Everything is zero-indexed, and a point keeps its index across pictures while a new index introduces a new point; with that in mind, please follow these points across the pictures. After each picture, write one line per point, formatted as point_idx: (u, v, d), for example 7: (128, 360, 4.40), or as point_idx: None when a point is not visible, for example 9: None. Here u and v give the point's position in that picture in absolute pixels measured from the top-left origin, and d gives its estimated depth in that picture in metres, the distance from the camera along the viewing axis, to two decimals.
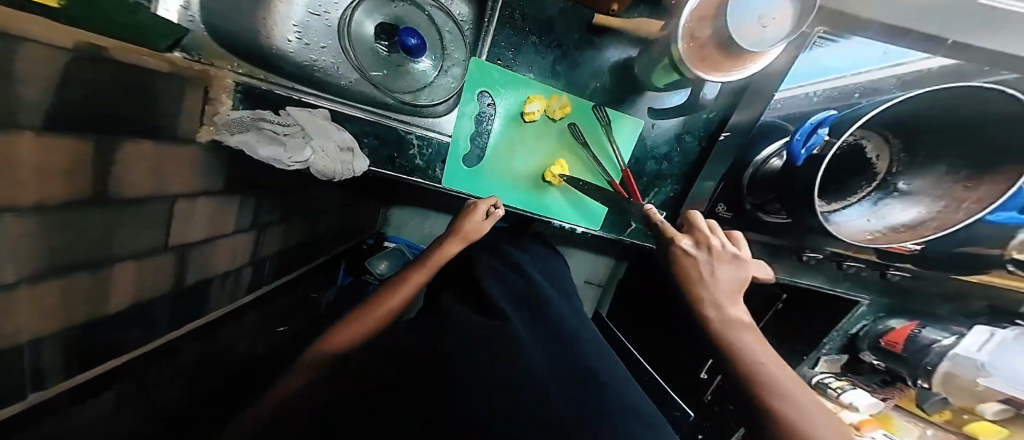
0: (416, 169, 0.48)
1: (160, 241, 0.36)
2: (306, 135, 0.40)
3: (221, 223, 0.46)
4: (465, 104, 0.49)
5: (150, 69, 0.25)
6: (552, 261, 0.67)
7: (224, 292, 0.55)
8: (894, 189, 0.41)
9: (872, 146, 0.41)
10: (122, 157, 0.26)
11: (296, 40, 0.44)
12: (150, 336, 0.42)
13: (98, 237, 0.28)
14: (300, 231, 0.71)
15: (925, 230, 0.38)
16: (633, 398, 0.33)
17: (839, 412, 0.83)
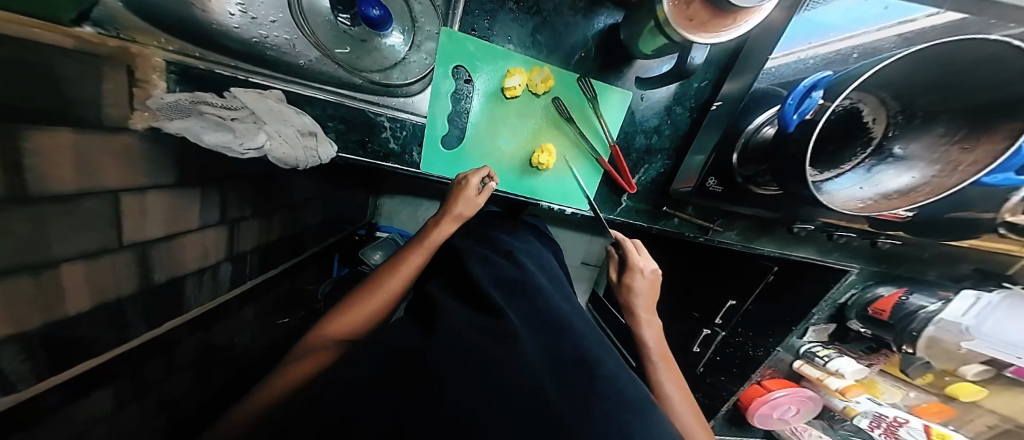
0: (391, 154, 0.45)
1: (111, 240, 0.34)
2: (257, 118, 0.36)
3: (182, 219, 0.43)
4: (440, 81, 0.45)
5: (51, 46, 0.24)
6: (541, 248, 0.64)
7: (204, 290, 0.52)
8: (889, 154, 0.38)
9: (869, 110, 0.38)
10: (38, 147, 0.23)
11: (238, 13, 0.37)
12: (127, 337, 0.39)
13: (35, 238, 0.25)
14: (282, 224, 0.69)
15: (918, 196, 0.36)
16: (627, 388, 0.31)
17: (826, 379, 0.86)
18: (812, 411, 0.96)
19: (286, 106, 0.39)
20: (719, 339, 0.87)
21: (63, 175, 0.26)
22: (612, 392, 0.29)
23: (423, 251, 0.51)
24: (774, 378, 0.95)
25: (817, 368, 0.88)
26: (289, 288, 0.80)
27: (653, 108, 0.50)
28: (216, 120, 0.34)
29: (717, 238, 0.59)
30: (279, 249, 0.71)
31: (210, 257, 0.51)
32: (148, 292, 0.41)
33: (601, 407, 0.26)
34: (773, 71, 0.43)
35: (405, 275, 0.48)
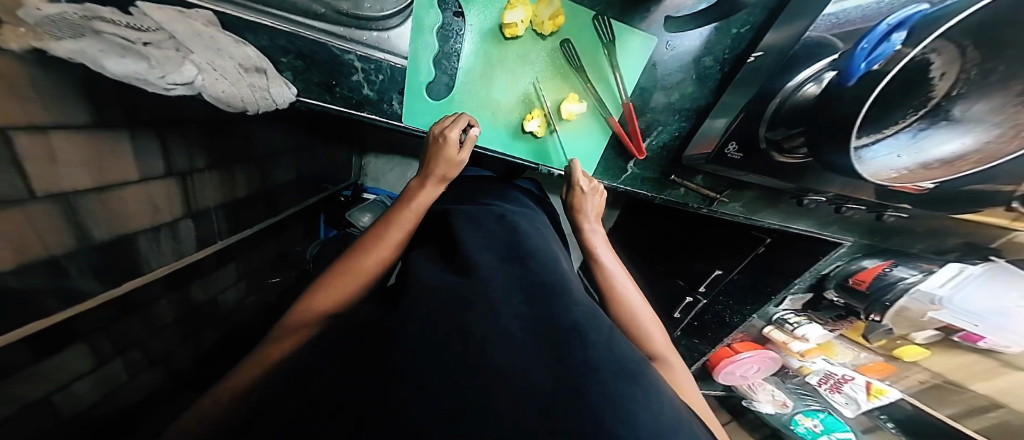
0: (365, 102, 0.38)
1: (25, 189, 0.27)
2: (182, 47, 0.27)
3: (114, 167, 0.36)
4: (423, 12, 0.37)
5: None
6: (530, 210, 0.57)
7: (165, 252, 0.46)
8: (946, 116, 0.32)
9: (942, 64, 0.29)
10: None
11: None
12: (81, 305, 0.35)
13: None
14: (249, 181, 0.61)
15: (965, 165, 0.36)
16: (622, 352, 0.27)
17: (789, 343, 0.92)
18: (770, 369, 1.00)
19: (220, 32, 0.29)
20: (701, 306, 0.89)
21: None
22: (597, 355, 0.24)
23: (408, 219, 0.45)
24: (744, 342, 0.99)
25: (784, 333, 0.93)
26: (272, 250, 0.74)
27: (679, 60, 0.43)
28: (122, 44, 0.24)
29: (719, 208, 0.55)
30: (250, 206, 0.63)
31: (165, 216, 0.44)
32: (90, 254, 0.35)
33: (588, 375, 0.21)
34: (839, 13, 0.35)
35: (388, 247, 0.42)
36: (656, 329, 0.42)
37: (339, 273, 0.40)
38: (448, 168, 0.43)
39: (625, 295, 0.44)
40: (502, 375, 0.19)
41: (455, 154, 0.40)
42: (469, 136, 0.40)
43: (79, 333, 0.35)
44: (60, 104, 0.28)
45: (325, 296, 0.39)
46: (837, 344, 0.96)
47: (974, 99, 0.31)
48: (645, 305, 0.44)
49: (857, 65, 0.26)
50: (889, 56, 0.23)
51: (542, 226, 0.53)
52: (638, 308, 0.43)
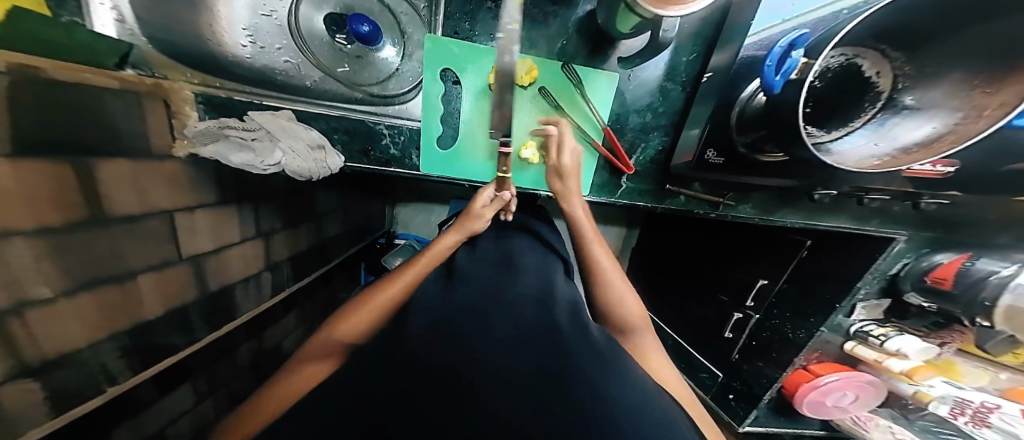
0: (392, 159, 0.49)
1: (172, 253, 0.40)
2: (272, 138, 0.41)
3: (226, 233, 0.49)
4: (429, 86, 0.48)
5: (55, 79, 0.27)
6: (516, 216, 0.53)
7: (252, 296, 0.58)
8: (901, 107, 0.38)
9: (868, 63, 0.39)
10: (104, 176, 0.31)
11: (249, 44, 0.46)
12: (193, 338, 0.47)
13: (100, 258, 0.32)
14: (310, 238, 0.75)
15: (940, 146, 0.36)
16: (596, 337, 0.26)
17: (885, 363, 0.62)
18: (879, 398, 0.72)
19: (297, 124, 0.43)
20: (753, 323, 0.69)
21: (124, 197, 0.33)
22: (574, 334, 0.25)
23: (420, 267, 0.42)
24: (823, 362, 0.71)
25: (873, 348, 0.64)
26: (322, 296, 0.86)
27: (646, 87, 0.51)
28: (239, 142, 0.40)
29: (732, 213, 0.54)
30: (310, 259, 0.76)
31: (254, 268, 0.57)
32: (206, 299, 0.48)
33: (569, 366, 0.21)
34: (758, 39, 0.44)
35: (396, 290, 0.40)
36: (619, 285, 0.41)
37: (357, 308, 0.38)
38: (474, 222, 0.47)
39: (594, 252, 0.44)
40: (497, 365, 0.20)
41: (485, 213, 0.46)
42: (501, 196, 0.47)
43: (190, 362, 0.47)
44: (198, 190, 0.42)
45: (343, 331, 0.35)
46: (960, 363, 0.67)
47: (921, 89, 0.37)
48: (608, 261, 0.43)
49: (776, 79, 0.33)
50: (800, 67, 0.31)
51: (533, 231, 0.49)
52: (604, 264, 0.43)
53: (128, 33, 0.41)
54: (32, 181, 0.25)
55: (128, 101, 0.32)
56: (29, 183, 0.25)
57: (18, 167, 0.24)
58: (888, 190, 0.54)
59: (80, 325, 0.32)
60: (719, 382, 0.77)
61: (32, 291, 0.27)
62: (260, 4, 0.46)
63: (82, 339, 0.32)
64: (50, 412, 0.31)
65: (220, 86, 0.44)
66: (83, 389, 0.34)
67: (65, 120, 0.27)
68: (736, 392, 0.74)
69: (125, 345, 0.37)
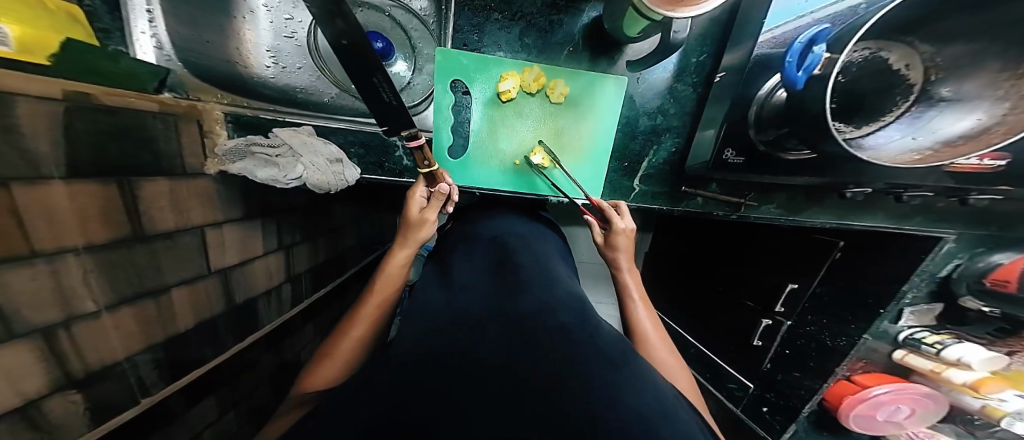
0: (405, 170, 0.50)
1: (203, 268, 0.42)
2: (295, 153, 0.42)
3: (251, 247, 0.51)
4: (440, 97, 0.49)
5: (110, 106, 0.30)
6: (499, 216, 0.51)
7: (273, 308, 0.60)
8: (938, 99, 0.36)
9: (897, 56, 0.36)
10: (145, 195, 0.33)
11: (271, 65, 0.51)
12: (219, 349, 0.49)
13: (140, 273, 0.35)
14: (328, 251, 0.77)
15: (991, 138, 0.35)
16: (604, 339, 0.25)
17: (946, 373, 0.57)
18: (937, 413, 0.66)
19: (316, 138, 0.45)
20: (785, 331, 0.64)
21: (162, 215, 0.35)
22: (582, 333, 0.24)
23: (381, 293, 0.42)
24: (869, 372, 0.65)
25: (928, 358, 0.59)
26: (338, 308, 0.88)
27: (655, 89, 0.51)
28: (265, 158, 0.41)
29: (751, 213, 0.53)
30: (327, 271, 0.78)
31: (276, 280, 0.59)
32: (232, 311, 0.50)
33: (580, 363, 0.20)
34: (774, 36, 0.43)
35: (364, 323, 0.39)
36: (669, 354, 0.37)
37: (331, 346, 0.38)
38: (418, 229, 0.45)
39: (639, 316, 0.42)
40: (506, 368, 0.19)
41: (426, 216, 0.44)
42: (437, 192, 0.44)
43: (214, 373, 0.49)
44: (226, 206, 0.45)
45: (318, 374, 0.35)
46: None
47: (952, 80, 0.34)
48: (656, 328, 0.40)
49: (796, 75, 0.35)
50: (824, 62, 0.31)
51: (552, 249, 0.45)
52: (655, 341, 0.38)
53: (165, 58, 0.45)
54: (82, 200, 0.28)
55: (166, 123, 0.35)
56: (84, 201, 0.28)
57: (68, 189, 0.26)
58: (927, 185, 0.49)
59: (121, 337, 0.34)
60: (751, 393, 0.73)
61: (81, 305, 0.29)
62: (283, 28, 0.51)
63: (124, 349, 0.35)
64: (90, 423, 0.33)
65: (248, 105, 0.47)
66: (121, 400, 0.36)
67: (111, 141, 0.29)
68: (770, 404, 0.69)
69: (159, 357, 0.39)
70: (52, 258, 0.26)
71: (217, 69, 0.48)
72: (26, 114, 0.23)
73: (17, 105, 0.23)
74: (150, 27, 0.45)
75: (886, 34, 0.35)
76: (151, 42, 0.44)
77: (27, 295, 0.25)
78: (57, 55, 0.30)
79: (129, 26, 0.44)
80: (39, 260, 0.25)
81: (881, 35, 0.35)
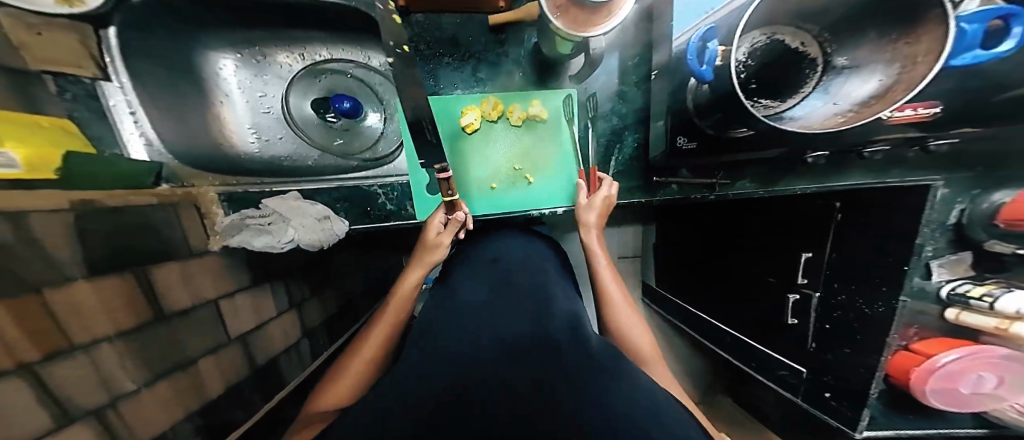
0: (391, 214, 0.52)
1: (222, 336, 0.45)
2: (284, 218, 0.46)
3: (264, 309, 0.54)
4: (409, 141, 0.52)
5: (110, 206, 0.34)
6: (500, 239, 0.52)
7: (295, 365, 0.62)
8: (841, 68, 0.34)
9: (791, 35, 0.36)
10: (159, 279, 0.37)
11: (255, 139, 0.57)
12: (253, 410, 0.51)
13: (165, 349, 0.37)
14: (338, 300, 0.79)
15: (894, 94, 0.30)
16: (597, 348, 0.26)
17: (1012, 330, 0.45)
18: None
19: (303, 200, 0.48)
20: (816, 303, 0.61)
21: (177, 294, 0.39)
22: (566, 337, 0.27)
23: (394, 310, 0.45)
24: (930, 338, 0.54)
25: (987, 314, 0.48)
26: None
27: (607, 95, 0.55)
28: (258, 229, 0.46)
29: (728, 190, 0.55)
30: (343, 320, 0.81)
31: (292, 337, 0.61)
32: (257, 373, 0.52)
33: (574, 374, 0.22)
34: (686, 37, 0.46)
35: (378, 344, 0.41)
36: (633, 315, 0.42)
37: (342, 367, 0.39)
38: (432, 253, 0.47)
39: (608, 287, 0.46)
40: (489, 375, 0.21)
41: (439, 240, 0.47)
42: (455, 220, 0.47)
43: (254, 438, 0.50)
44: (234, 276, 0.48)
45: (330, 395, 0.35)
46: None
47: None
48: (629, 306, 0.43)
49: (701, 70, 0.38)
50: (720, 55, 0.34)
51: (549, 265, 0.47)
52: (622, 310, 0.42)
53: (157, 153, 0.48)
54: (106, 291, 0.31)
55: (167, 214, 0.39)
56: (107, 293, 0.31)
57: (93, 284, 0.30)
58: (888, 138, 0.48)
59: (162, 410, 0.36)
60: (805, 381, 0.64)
61: (121, 385, 0.32)
62: (259, 105, 0.58)
63: (167, 421, 0.37)
64: None
65: (237, 183, 0.52)
66: None
67: (122, 236, 0.34)
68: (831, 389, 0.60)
69: (198, 425, 0.41)
70: (89, 346, 0.29)
71: (206, 155, 0.53)
72: (45, 225, 0.27)
73: (36, 219, 0.27)
74: (137, 127, 0.48)
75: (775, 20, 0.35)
76: (140, 140, 0.48)
77: (75, 381, 0.28)
78: (63, 168, 0.33)
79: (118, 130, 0.46)
80: (81, 350, 0.29)
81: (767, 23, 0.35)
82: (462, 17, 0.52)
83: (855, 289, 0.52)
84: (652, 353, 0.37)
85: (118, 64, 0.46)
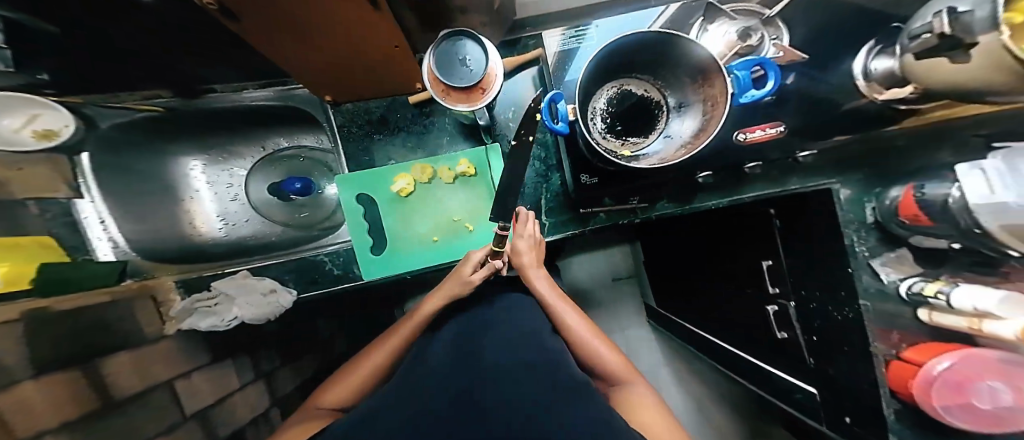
0: (339, 278, 0.55)
1: (178, 415, 0.46)
2: (229, 298, 0.50)
3: (223, 383, 0.56)
4: (350, 211, 0.57)
5: (60, 311, 0.38)
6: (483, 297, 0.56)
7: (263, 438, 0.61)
8: (679, 107, 0.48)
9: (637, 85, 0.51)
10: (108, 369, 0.40)
11: (223, 225, 0.65)
12: None
13: (116, 439, 0.38)
14: (317, 366, 0.81)
15: (709, 125, 0.42)
16: (528, 392, 0.30)
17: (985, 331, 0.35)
18: None
19: (251, 277, 0.52)
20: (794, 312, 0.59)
21: (125, 383, 0.41)
22: (549, 378, 0.32)
23: (399, 333, 0.51)
24: (921, 346, 0.43)
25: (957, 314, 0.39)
26: None
27: None
28: (202, 311, 0.50)
29: (650, 213, 0.58)
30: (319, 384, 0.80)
31: (256, 409, 0.61)
32: None
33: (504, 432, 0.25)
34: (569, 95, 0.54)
35: (380, 357, 0.50)
36: (592, 336, 0.48)
37: (347, 375, 0.49)
38: (462, 286, 0.52)
39: (564, 317, 0.50)
40: None
41: (469, 275, 0.51)
42: (491, 267, 0.51)
43: None
44: (187, 356, 0.51)
45: (331, 394, 0.47)
46: None
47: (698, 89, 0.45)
48: (588, 328, 0.48)
49: (558, 127, 0.45)
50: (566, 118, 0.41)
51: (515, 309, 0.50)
52: (582, 334, 0.48)
53: (122, 253, 0.55)
54: (49, 384, 0.33)
55: (121, 308, 0.44)
56: (52, 390, 0.33)
57: (40, 378, 0.33)
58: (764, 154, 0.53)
59: None
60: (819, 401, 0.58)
61: None
62: (227, 195, 0.67)
63: None
64: None
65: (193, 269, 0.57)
66: None
67: (69, 334, 0.37)
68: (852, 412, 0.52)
69: None
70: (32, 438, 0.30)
71: (173, 245, 0.60)
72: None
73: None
74: (105, 233, 0.56)
75: (618, 76, 0.49)
76: (110, 243, 0.55)
77: None
78: (37, 277, 0.39)
79: (88, 237, 0.54)
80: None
81: (612, 78, 0.50)
82: (388, 100, 0.60)
83: (825, 294, 0.51)
84: (628, 373, 0.44)
85: (87, 183, 0.55)
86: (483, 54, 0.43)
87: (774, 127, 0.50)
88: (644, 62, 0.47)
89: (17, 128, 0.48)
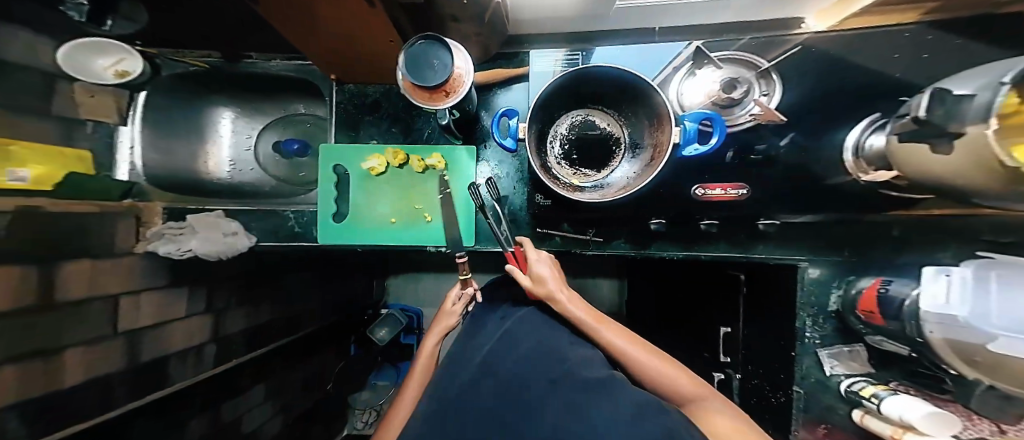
0: (298, 235, 0.62)
1: (106, 330, 0.51)
2: (193, 231, 0.60)
3: (170, 310, 0.61)
4: (324, 177, 0.63)
5: (48, 211, 0.46)
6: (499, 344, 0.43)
7: (194, 369, 0.65)
8: (636, 147, 0.48)
9: (602, 117, 0.51)
10: (58, 272, 0.46)
11: (229, 170, 0.75)
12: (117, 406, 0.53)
13: (37, 335, 0.44)
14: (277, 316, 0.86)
15: (650, 171, 0.42)
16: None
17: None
18: None
19: (221, 219, 0.61)
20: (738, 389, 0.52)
21: (71, 288, 0.47)
22: (558, 376, 0.26)
23: (422, 372, 0.51)
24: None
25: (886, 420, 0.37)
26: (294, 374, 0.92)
27: (498, 153, 0.63)
28: (167, 237, 0.59)
29: (601, 247, 0.56)
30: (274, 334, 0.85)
31: (197, 339, 0.66)
32: (137, 370, 0.56)
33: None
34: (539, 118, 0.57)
35: (402, 412, 0.47)
36: (648, 355, 0.36)
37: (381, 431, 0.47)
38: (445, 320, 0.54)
39: (611, 344, 0.36)
40: None
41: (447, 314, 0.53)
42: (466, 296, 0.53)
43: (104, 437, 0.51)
44: (147, 276, 0.58)
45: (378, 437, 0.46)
46: None
47: (652, 133, 0.45)
48: (641, 347, 0.36)
49: (507, 142, 0.46)
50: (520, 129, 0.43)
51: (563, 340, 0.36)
52: (635, 352, 0.36)
53: (134, 174, 0.68)
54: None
55: (105, 219, 0.53)
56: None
57: None
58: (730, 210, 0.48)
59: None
60: None
61: None
62: (243, 145, 0.77)
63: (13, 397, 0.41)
64: None
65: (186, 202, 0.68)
66: None
67: (35, 232, 0.44)
68: None
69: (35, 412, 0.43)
70: None
71: (179, 179, 0.72)
72: None
73: None
74: (130, 156, 0.69)
75: (584, 105, 0.50)
76: (128, 166, 0.68)
77: None
78: (60, 182, 0.53)
79: (117, 158, 0.67)
80: None
81: (579, 106, 0.50)
82: (384, 88, 0.66)
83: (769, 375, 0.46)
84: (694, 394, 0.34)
85: (135, 115, 0.70)
86: (451, 54, 0.44)
87: (737, 190, 0.45)
88: (609, 95, 0.47)
89: (107, 66, 0.63)
